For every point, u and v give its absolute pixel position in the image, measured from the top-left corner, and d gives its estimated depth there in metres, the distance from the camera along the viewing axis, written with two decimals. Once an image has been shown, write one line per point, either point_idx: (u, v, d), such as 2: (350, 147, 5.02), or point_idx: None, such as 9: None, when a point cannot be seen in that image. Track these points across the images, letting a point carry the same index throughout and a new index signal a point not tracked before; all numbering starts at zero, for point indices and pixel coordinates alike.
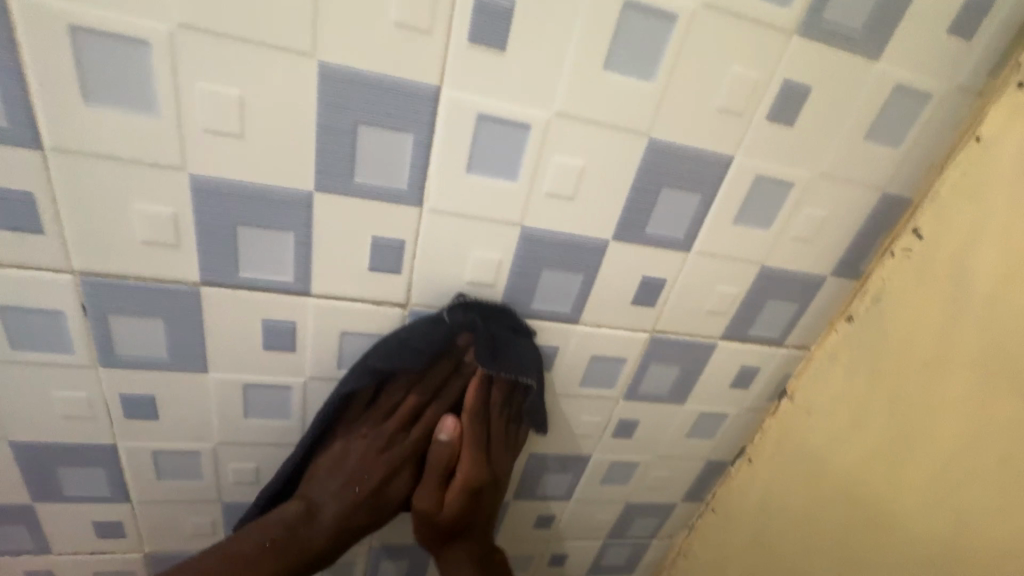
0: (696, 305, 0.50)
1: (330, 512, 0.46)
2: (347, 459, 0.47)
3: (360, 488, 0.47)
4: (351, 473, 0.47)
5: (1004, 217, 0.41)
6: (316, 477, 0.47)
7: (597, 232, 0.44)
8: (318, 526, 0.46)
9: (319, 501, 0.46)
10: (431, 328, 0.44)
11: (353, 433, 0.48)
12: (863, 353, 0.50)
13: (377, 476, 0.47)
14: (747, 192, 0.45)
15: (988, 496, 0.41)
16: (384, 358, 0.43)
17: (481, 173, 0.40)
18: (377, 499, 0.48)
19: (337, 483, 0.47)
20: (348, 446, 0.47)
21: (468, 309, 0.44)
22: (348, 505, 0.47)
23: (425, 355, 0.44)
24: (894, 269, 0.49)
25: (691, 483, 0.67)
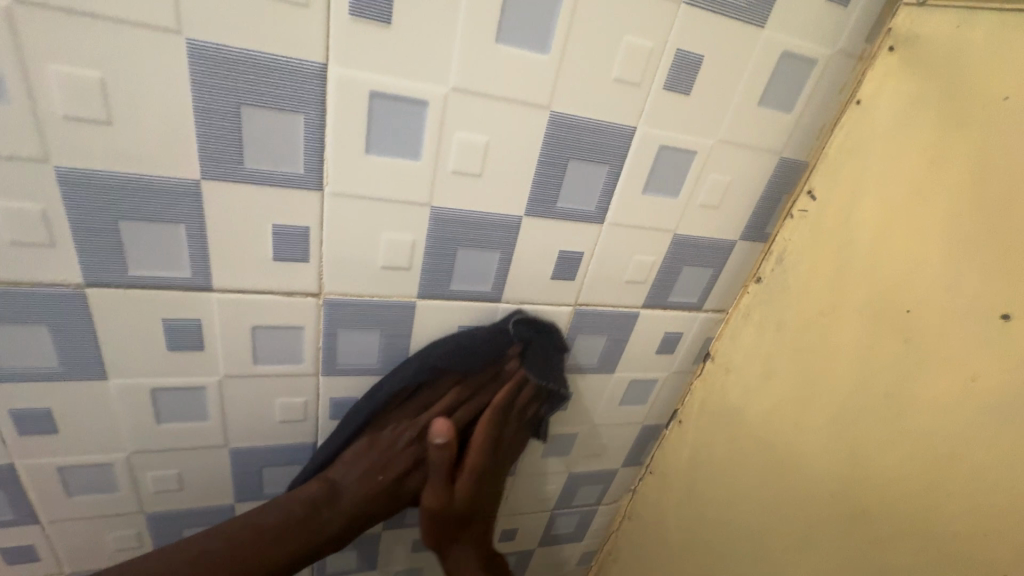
0: (615, 275, 0.52)
1: (354, 489, 0.47)
2: (382, 450, 0.49)
3: (380, 477, 0.48)
4: (371, 463, 0.48)
5: (882, 171, 0.43)
6: (344, 461, 0.48)
7: (509, 208, 0.44)
8: (341, 505, 0.46)
9: (342, 483, 0.47)
10: (491, 334, 0.49)
11: (390, 427, 0.49)
12: (772, 309, 0.53)
13: (398, 468, 0.49)
14: (653, 162, 0.46)
15: (876, 431, 0.42)
16: (446, 355, 0.47)
17: (382, 154, 0.39)
18: (395, 488, 0.49)
19: (359, 472, 0.48)
20: (396, 441, 0.49)
21: (529, 326, 0.51)
22: (374, 487, 0.48)
23: (479, 353, 0.49)
24: (794, 228, 0.51)
25: (631, 445, 0.69)
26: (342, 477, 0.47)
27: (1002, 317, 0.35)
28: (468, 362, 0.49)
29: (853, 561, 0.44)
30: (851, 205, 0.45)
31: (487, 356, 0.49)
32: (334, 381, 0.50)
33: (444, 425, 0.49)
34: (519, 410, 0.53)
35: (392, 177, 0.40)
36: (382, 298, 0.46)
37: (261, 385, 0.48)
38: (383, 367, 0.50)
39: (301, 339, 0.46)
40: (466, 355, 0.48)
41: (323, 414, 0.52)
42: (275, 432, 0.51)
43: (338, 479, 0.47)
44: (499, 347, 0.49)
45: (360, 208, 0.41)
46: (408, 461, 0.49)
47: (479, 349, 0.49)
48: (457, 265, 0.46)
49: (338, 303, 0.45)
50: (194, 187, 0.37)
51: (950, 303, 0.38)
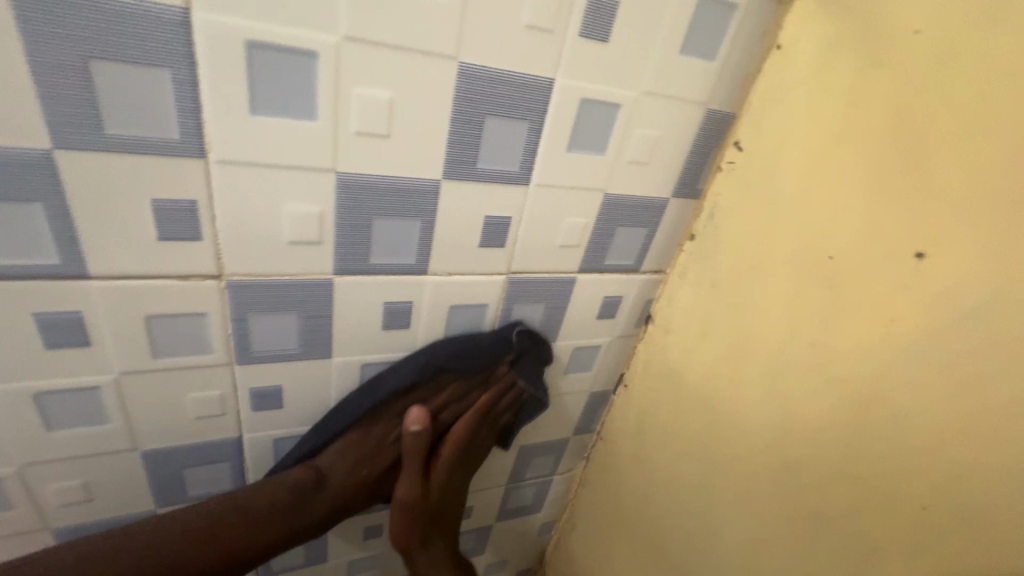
0: (547, 240, 0.50)
1: (338, 480, 0.50)
2: (371, 443, 0.51)
3: (365, 469, 0.51)
4: (358, 457, 0.51)
5: (803, 117, 0.42)
6: (332, 450, 0.50)
7: (425, 172, 0.41)
8: (324, 495, 0.49)
9: (327, 472, 0.49)
10: (497, 343, 0.52)
11: (382, 424, 0.51)
12: (706, 265, 0.53)
13: (382, 461, 0.52)
14: (575, 117, 0.43)
15: (805, 378, 0.43)
16: (451, 358, 0.50)
17: (271, 115, 0.35)
18: (377, 477, 0.52)
19: (349, 466, 0.50)
20: (388, 435, 0.52)
21: (529, 337, 0.54)
22: (361, 477, 0.51)
23: (482, 356, 0.52)
24: (723, 182, 0.50)
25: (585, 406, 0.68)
26: (325, 467, 0.49)
27: (917, 256, 0.35)
28: (468, 363, 0.52)
29: (789, 505, 0.45)
30: (776, 154, 0.45)
31: (486, 359, 0.53)
32: (251, 370, 0.46)
33: (421, 416, 0.51)
34: (495, 412, 0.56)
35: (287, 141, 0.36)
36: (295, 277, 0.42)
37: (168, 380, 0.44)
38: (306, 351, 0.47)
39: (206, 327, 0.42)
40: (468, 355, 0.51)
41: (244, 406, 0.48)
42: (192, 429, 0.47)
43: (325, 466, 0.49)
44: (499, 355, 0.53)
45: (253, 177, 0.37)
46: (388, 457, 0.52)
47: (482, 352, 0.52)
48: (374, 237, 0.43)
49: (244, 285, 0.41)
50: (47, 159, 0.32)
51: (869, 246, 0.38)
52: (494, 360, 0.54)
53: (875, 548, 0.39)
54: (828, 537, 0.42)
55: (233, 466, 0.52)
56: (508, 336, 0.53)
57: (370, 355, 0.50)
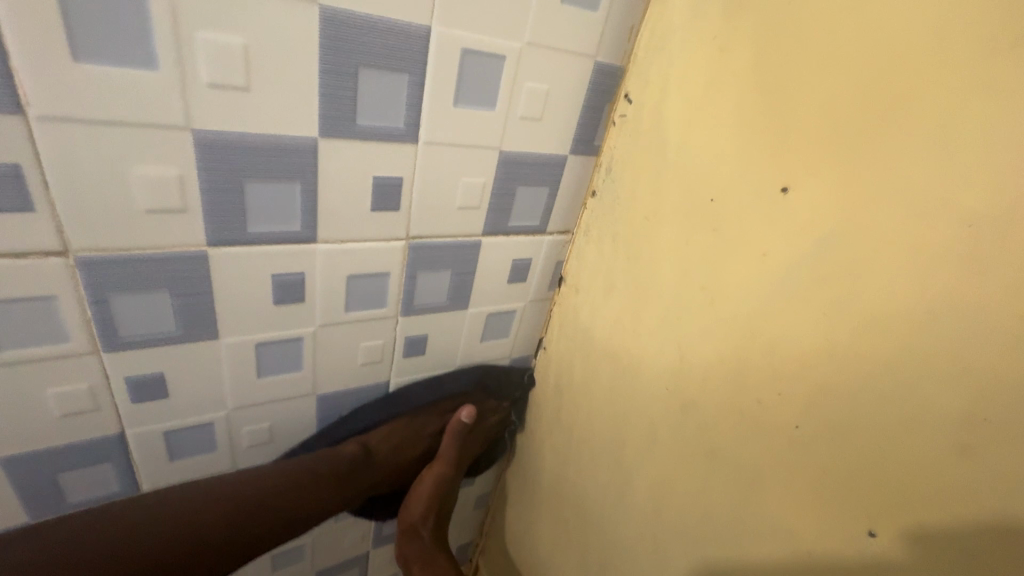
0: (445, 202, 0.48)
1: (379, 457, 0.59)
2: (411, 429, 0.62)
3: (397, 455, 0.61)
4: (396, 441, 0.61)
5: (681, 66, 0.43)
6: (379, 432, 0.59)
7: (298, 130, 0.39)
8: (370, 466, 0.57)
9: (373, 446, 0.58)
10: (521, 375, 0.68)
11: (424, 416, 0.62)
12: (607, 220, 0.54)
13: (412, 450, 0.63)
14: (458, 70, 0.42)
15: (695, 318, 0.45)
16: (490, 376, 0.65)
17: (99, 64, 0.31)
18: (398, 466, 0.61)
19: (385, 447, 0.60)
20: (424, 427, 0.63)
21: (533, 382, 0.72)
22: (394, 461, 0.61)
23: (507, 380, 0.67)
24: (618, 137, 0.51)
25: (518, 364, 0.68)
26: (372, 448, 0.58)
27: (783, 190, 0.37)
28: (500, 390, 0.67)
29: (689, 442, 0.47)
30: (661, 104, 0.45)
31: (511, 389, 0.68)
32: (123, 358, 0.42)
33: (472, 412, 0.64)
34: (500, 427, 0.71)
35: (125, 95, 0.32)
36: (160, 250, 0.38)
37: (18, 375, 0.39)
38: (187, 333, 0.43)
39: (57, 311, 0.38)
40: (504, 383, 0.66)
41: (121, 398, 0.44)
42: (61, 429, 0.43)
43: (371, 445, 0.58)
44: (518, 385, 0.68)
45: (90, 137, 0.33)
46: (421, 446, 0.63)
47: (510, 382, 0.67)
48: (249, 203, 0.40)
49: (97, 262, 0.37)
50: None
51: (743, 184, 0.40)
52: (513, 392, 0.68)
53: (761, 469, 0.41)
54: (722, 467, 0.44)
55: (119, 466, 0.48)
56: (526, 375, 0.69)
57: (265, 334, 0.47)
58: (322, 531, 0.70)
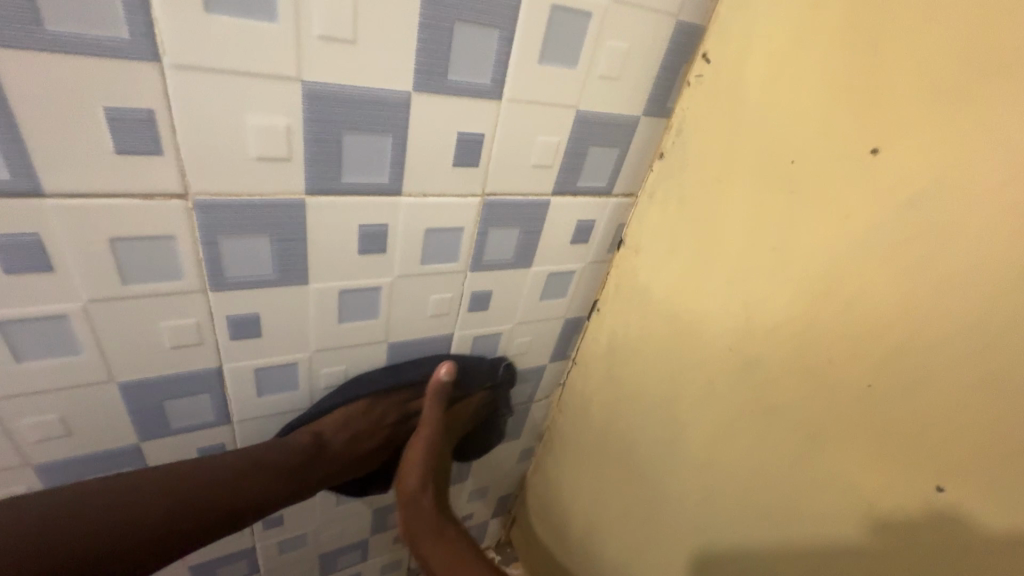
0: (521, 159, 0.50)
1: (336, 446, 0.57)
2: (369, 417, 0.60)
3: (358, 443, 0.59)
4: (356, 431, 0.59)
5: (767, 22, 0.43)
6: (336, 420, 0.57)
7: (394, 83, 0.40)
8: (327, 457, 0.55)
9: (328, 437, 0.56)
10: (487, 368, 0.66)
11: (382, 404, 0.61)
12: (674, 183, 0.54)
13: (375, 436, 0.61)
14: (546, 25, 0.42)
15: (766, 280, 0.45)
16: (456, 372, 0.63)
17: (226, 14, 0.33)
18: (353, 458, 0.59)
19: (343, 437, 0.57)
20: (384, 416, 0.61)
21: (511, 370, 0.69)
22: (353, 452, 0.59)
23: (479, 372, 0.65)
24: (691, 97, 0.51)
25: (552, 347, 0.72)
26: (327, 438, 0.56)
27: (871, 152, 0.37)
28: (467, 380, 0.64)
29: (748, 401, 0.49)
30: (742, 63, 0.45)
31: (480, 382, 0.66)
32: (226, 297, 0.45)
33: (451, 369, 0.60)
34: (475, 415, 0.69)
35: (247, 47, 0.35)
36: (265, 197, 0.41)
37: (139, 308, 0.43)
38: (282, 277, 0.47)
39: (176, 250, 0.41)
40: (467, 372, 0.64)
41: (221, 335, 0.48)
42: (170, 360, 0.47)
43: (325, 435, 0.56)
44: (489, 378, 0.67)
45: (213, 85, 0.35)
46: (382, 434, 0.62)
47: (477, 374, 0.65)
48: (344, 155, 0.42)
49: (212, 206, 0.40)
50: None
51: (827, 144, 0.40)
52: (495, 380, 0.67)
53: (824, 428, 0.43)
54: (784, 425, 0.46)
55: (215, 398, 0.52)
56: (499, 368, 0.68)
57: (347, 282, 0.50)
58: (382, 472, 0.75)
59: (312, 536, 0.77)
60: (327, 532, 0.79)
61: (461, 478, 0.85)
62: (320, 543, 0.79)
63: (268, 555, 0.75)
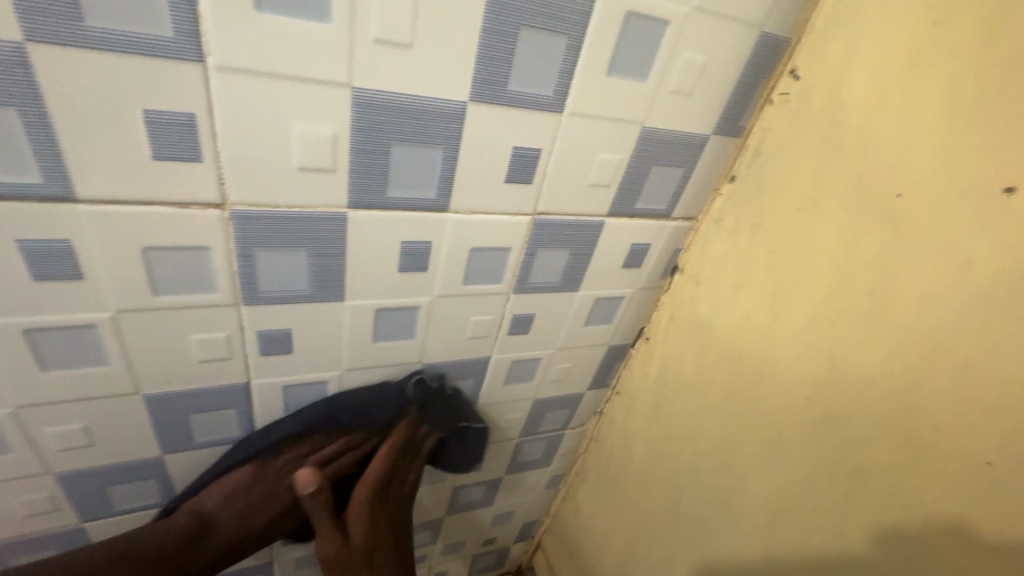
0: (577, 177, 0.46)
1: (223, 525, 0.49)
2: (258, 491, 0.51)
3: (249, 519, 0.51)
4: (250, 503, 0.51)
5: (875, 36, 0.38)
6: (219, 492, 0.50)
7: (450, 91, 0.37)
8: (207, 543, 0.48)
9: (208, 512, 0.49)
10: (394, 397, 0.54)
11: (283, 459, 0.52)
12: (746, 210, 0.49)
13: (272, 508, 0.52)
14: (619, 34, 0.38)
15: (857, 327, 0.40)
16: (347, 412, 0.52)
17: (276, 14, 0.30)
18: (259, 530, 0.52)
19: (230, 512, 0.50)
20: (282, 480, 0.53)
21: (426, 391, 0.55)
22: (246, 526, 0.51)
23: (377, 410, 0.54)
24: (773, 116, 0.46)
25: (593, 373, 0.68)
26: (212, 516, 0.49)
27: (1006, 191, 0.32)
28: (369, 413, 0.53)
29: (826, 460, 0.43)
30: (840, 81, 0.40)
31: (384, 411, 0.54)
32: (259, 311, 0.43)
33: (310, 477, 0.51)
34: (409, 455, 0.60)
35: (297, 48, 0.32)
36: (305, 210, 0.38)
37: (169, 319, 0.40)
38: (317, 293, 0.44)
39: (209, 262, 0.38)
40: (369, 406, 0.53)
41: (251, 350, 0.45)
42: (196, 373, 0.45)
43: (209, 514, 0.49)
44: (395, 406, 0.55)
45: (258, 89, 0.32)
46: (283, 502, 0.53)
47: (383, 408, 0.54)
48: (390, 167, 0.39)
49: (249, 217, 0.37)
50: (15, 51, 0.27)
51: (947, 179, 0.34)
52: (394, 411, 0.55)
53: (922, 502, 0.38)
54: (871, 493, 0.41)
55: (241, 414, 0.50)
56: (406, 389, 0.54)
57: (385, 300, 0.47)
58: None
59: None
60: None
61: (487, 503, 0.81)
62: None
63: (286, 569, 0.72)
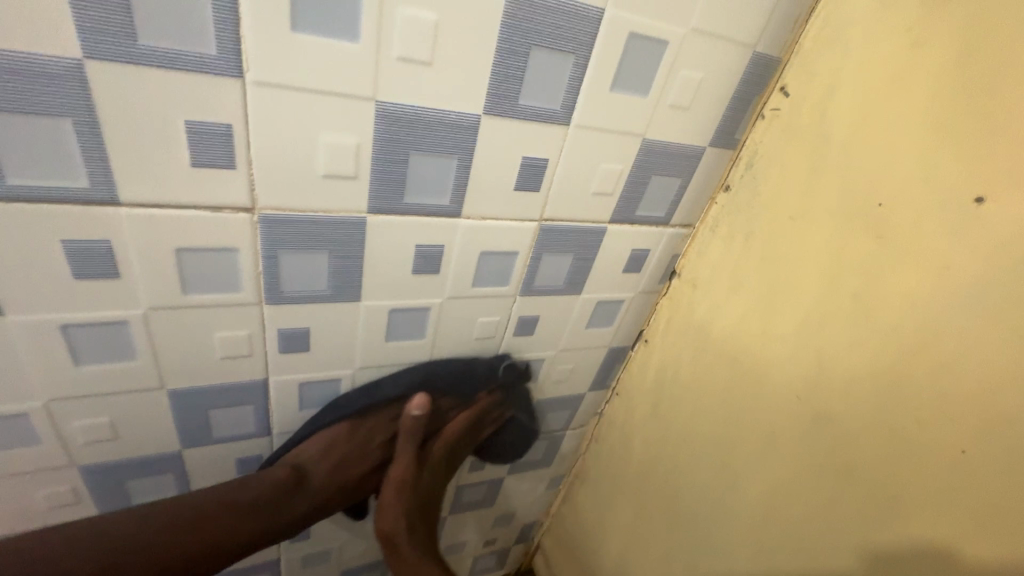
0: (581, 186, 0.48)
1: (319, 479, 0.52)
2: (353, 442, 0.55)
3: (344, 472, 0.54)
4: (340, 456, 0.54)
5: (859, 58, 0.41)
6: (322, 440, 0.53)
7: (465, 106, 0.40)
8: (304, 493, 0.51)
9: (309, 470, 0.52)
10: (486, 368, 0.59)
11: (373, 420, 0.56)
12: (740, 218, 0.52)
13: (360, 462, 0.56)
14: (622, 54, 0.41)
15: (844, 328, 0.43)
16: (444, 376, 0.56)
17: (310, 35, 0.33)
18: (344, 488, 0.55)
19: (327, 465, 0.53)
20: (370, 438, 0.56)
21: (517, 372, 0.62)
22: (338, 479, 0.54)
23: (474, 377, 0.58)
24: (765, 130, 0.49)
25: (594, 375, 0.70)
26: (307, 468, 0.52)
27: (976, 201, 0.35)
28: (462, 381, 0.58)
29: (816, 455, 0.46)
30: (827, 99, 0.43)
31: (478, 385, 0.59)
32: (281, 310, 0.45)
33: (423, 403, 0.55)
34: (478, 425, 0.63)
35: (327, 67, 0.34)
36: (328, 214, 0.41)
37: (196, 317, 0.43)
38: (336, 294, 0.46)
39: (237, 263, 0.41)
40: (466, 378, 0.57)
41: (271, 348, 0.48)
42: (218, 370, 0.47)
43: (305, 463, 0.52)
44: (489, 376, 0.59)
45: (290, 103, 0.35)
46: (372, 459, 0.57)
47: (475, 378, 0.58)
48: (408, 175, 0.41)
49: (276, 222, 0.40)
50: (74, 67, 0.30)
51: (924, 190, 0.37)
52: (484, 385, 0.60)
53: (905, 492, 0.40)
54: (857, 485, 0.43)
55: (259, 410, 0.52)
56: (496, 368, 0.60)
57: (399, 301, 0.50)
58: None
59: (336, 552, 0.76)
60: (350, 549, 0.77)
61: (489, 502, 0.83)
62: (343, 560, 0.78)
63: (292, 568, 0.73)
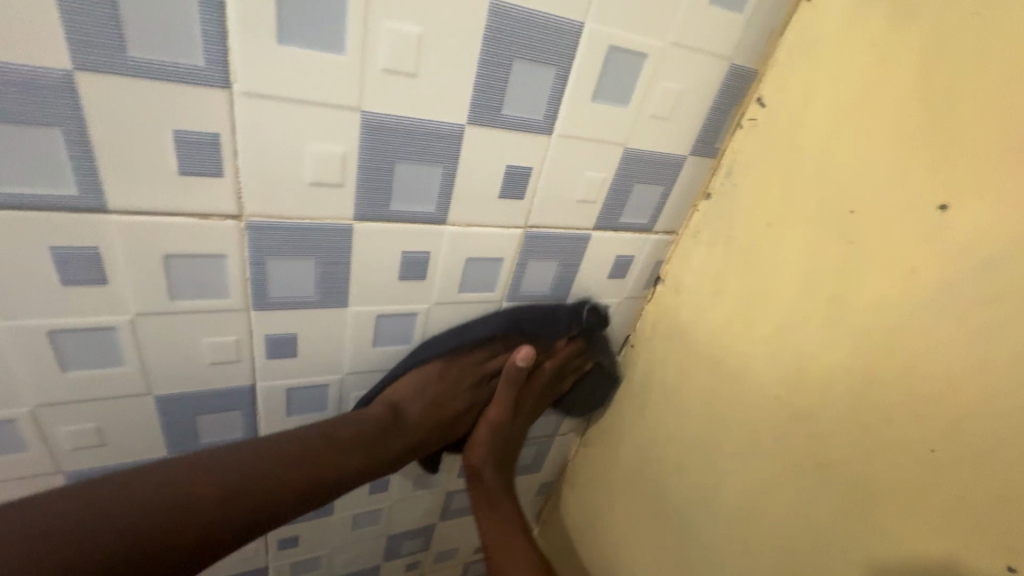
0: (565, 194, 0.50)
1: (412, 415, 0.53)
2: (444, 383, 0.56)
3: (432, 413, 0.55)
4: (431, 397, 0.55)
5: (830, 70, 0.42)
6: (410, 385, 0.53)
7: (449, 116, 0.41)
8: (400, 430, 0.52)
9: (404, 407, 0.53)
10: (569, 316, 0.59)
11: (462, 359, 0.56)
12: (721, 224, 0.53)
13: (450, 402, 0.57)
14: (603, 65, 0.43)
15: (820, 331, 0.44)
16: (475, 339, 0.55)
17: (297, 46, 0.34)
18: (434, 423, 0.56)
19: (419, 405, 0.54)
20: (460, 380, 0.57)
21: (596, 314, 0.61)
22: (426, 418, 0.55)
23: (558, 323, 0.59)
24: (743, 139, 0.50)
25: None
26: (401, 408, 0.53)
27: (941, 208, 0.36)
28: (549, 326, 0.58)
29: (795, 456, 0.47)
30: (801, 110, 0.45)
31: (560, 328, 0.59)
32: (268, 315, 0.46)
33: (529, 355, 0.57)
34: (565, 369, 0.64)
35: (314, 77, 0.35)
36: (314, 221, 0.42)
37: (184, 323, 0.43)
38: (324, 299, 0.47)
39: (224, 270, 0.41)
40: (546, 325, 0.58)
41: (259, 353, 0.48)
42: (206, 375, 0.47)
43: (398, 405, 0.53)
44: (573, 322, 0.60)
45: (277, 112, 0.36)
46: (461, 402, 0.58)
47: (552, 321, 0.58)
48: (395, 184, 0.42)
49: (263, 228, 0.40)
50: (63, 79, 0.30)
51: (892, 197, 0.39)
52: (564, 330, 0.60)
53: (880, 490, 0.41)
54: (834, 483, 0.44)
55: (246, 415, 0.52)
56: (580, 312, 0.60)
57: (386, 306, 0.50)
58: (398, 500, 0.74)
59: (325, 560, 0.75)
60: (339, 557, 0.77)
61: None
62: (331, 568, 0.77)
63: None
